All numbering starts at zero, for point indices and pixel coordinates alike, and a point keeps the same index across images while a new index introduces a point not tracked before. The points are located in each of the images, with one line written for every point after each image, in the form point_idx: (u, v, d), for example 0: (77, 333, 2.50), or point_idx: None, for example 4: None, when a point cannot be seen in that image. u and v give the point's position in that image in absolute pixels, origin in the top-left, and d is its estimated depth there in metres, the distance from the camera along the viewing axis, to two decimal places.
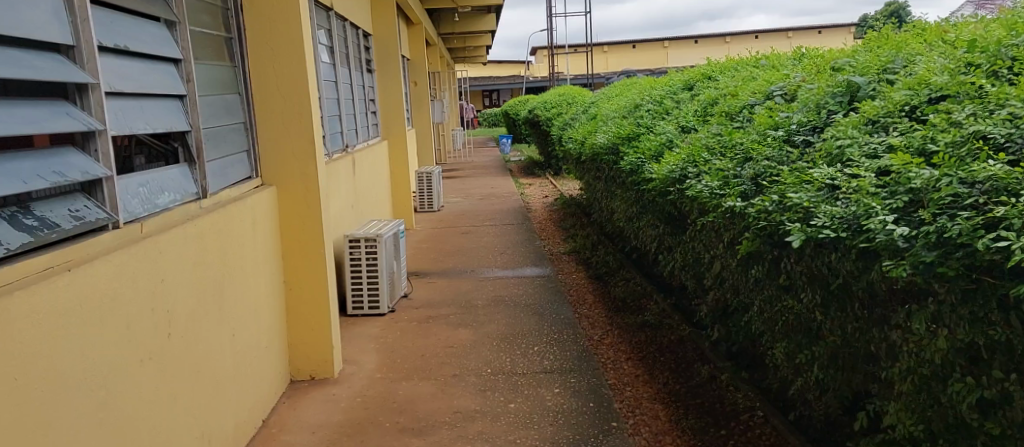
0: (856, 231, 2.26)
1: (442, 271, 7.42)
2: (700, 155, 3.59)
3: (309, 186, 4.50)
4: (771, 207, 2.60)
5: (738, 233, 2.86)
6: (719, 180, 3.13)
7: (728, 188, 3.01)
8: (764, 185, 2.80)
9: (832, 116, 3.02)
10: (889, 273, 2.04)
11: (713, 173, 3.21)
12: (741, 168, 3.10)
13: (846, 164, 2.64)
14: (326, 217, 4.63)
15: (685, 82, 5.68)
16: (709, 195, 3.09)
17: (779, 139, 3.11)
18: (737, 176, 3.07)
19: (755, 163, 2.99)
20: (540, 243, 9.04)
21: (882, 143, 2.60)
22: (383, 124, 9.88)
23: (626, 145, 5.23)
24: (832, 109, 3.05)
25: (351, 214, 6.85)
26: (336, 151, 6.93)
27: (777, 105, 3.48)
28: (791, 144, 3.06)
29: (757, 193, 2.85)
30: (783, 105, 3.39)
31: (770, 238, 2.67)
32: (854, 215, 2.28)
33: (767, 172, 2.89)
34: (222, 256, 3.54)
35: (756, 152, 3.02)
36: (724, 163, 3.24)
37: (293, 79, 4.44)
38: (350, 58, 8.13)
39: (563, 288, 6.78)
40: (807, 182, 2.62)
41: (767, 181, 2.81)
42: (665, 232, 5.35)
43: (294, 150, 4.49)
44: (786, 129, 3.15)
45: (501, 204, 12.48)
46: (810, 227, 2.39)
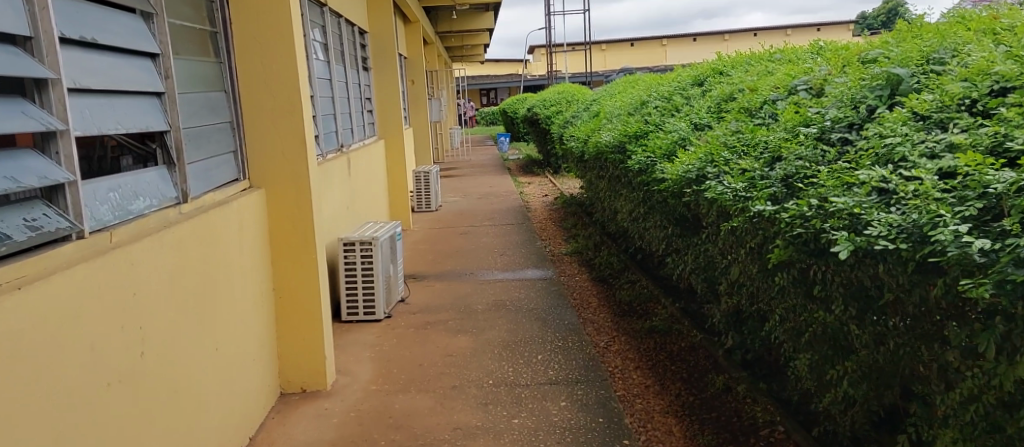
0: (918, 241, 2.00)
1: (440, 274, 7.16)
2: (719, 154, 3.34)
3: (300, 188, 4.24)
4: (811, 213, 2.35)
5: (768, 240, 2.60)
6: (744, 181, 2.87)
7: (755, 190, 2.75)
8: (799, 187, 2.55)
9: (872, 112, 2.79)
10: (967, 294, 1.78)
11: (736, 174, 2.96)
12: (768, 169, 2.85)
13: (898, 164, 2.39)
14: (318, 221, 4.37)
15: (695, 78, 5.43)
16: (733, 197, 2.84)
17: (810, 137, 2.86)
18: (764, 177, 2.82)
19: (786, 164, 2.74)
20: (541, 244, 8.78)
21: (939, 141, 2.36)
22: (379, 122, 9.62)
23: (634, 144, 4.98)
24: (870, 104, 2.80)
25: (346, 216, 6.59)
26: (330, 150, 6.66)
27: (804, 100, 3.24)
28: (825, 142, 2.82)
29: (790, 197, 2.59)
30: (812, 100, 3.15)
31: (807, 247, 2.41)
32: (915, 224, 2.03)
33: (800, 173, 2.64)
34: (205, 265, 3.29)
35: (786, 151, 2.77)
36: (749, 163, 2.98)
37: (284, 74, 4.18)
38: (345, 54, 7.87)
39: (566, 291, 6.52)
40: (853, 185, 2.37)
41: (803, 184, 2.56)
42: (675, 235, 5.10)
43: (285, 150, 4.23)
44: (819, 126, 2.90)
45: (500, 203, 12.22)
46: (861, 236, 2.14)
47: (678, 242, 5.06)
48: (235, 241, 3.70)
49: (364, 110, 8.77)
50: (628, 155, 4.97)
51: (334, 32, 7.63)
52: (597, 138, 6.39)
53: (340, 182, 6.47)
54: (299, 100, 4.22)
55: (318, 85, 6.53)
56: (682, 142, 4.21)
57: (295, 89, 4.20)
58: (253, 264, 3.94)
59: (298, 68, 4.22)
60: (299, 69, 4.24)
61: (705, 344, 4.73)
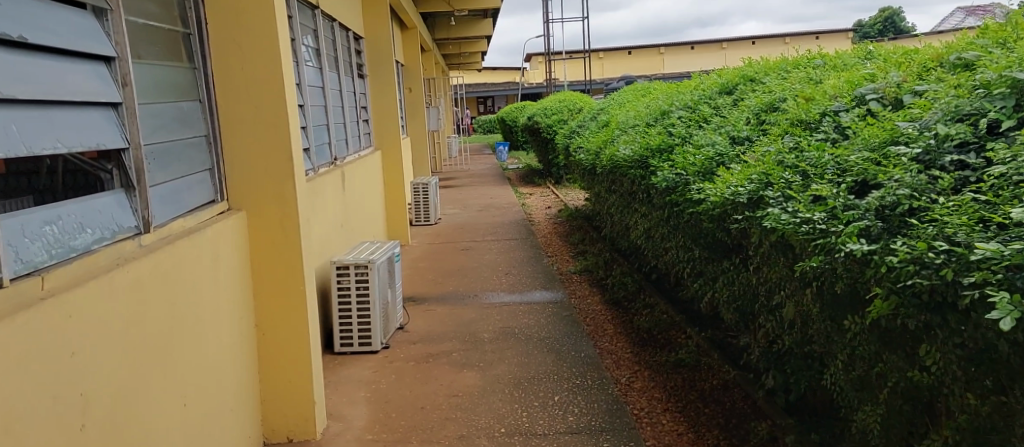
0: None
1: (441, 297, 6.64)
2: (776, 174, 2.86)
3: (285, 210, 3.74)
4: (947, 264, 1.94)
5: (868, 288, 2.15)
6: (822, 210, 2.41)
7: (841, 223, 2.28)
8: (915, 225, 2.12)
9: (992, 127, 2.34)
10: None
11: (812, 203, 2.49)
12: (856, 198, 2.39)
13: None
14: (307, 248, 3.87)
15: (722, 85, 4.95)
16: (809, 231, 2.36)
17: (910, 158, 2.40)
18: (852, 207, 2.36)
19: (886, 193, 2.30)
20: (548, 261, 8.28)
21: None
22: (376, 132, 9.11)
23: (659, 159, 4.50)
24: (987, 118, 2.36)
25: (340, 235, 6.09)
26: (322, 162, 6.16)
27: (884, 111, 2.77)
28: (932, 165, 2.37)
29: (897, 237, 2.15)
30: (900, 112, 2.69)
31: (930, 301, 1.99)
32: None
33: (911, 208, 2.21)
34: (169, 305, 2.78)
35: (885, 178, 2.32)
36: (825, 188, 2.51)
37: (270, 80, 3.70)
38: (339, 60, 7.38)
39: (579, 316, 6.01)
40: (1002, 229, 1.96)
41: (922, 222, 2.14)
42: (705, 258, 4.60)
43: (269, 167, 3.73)
44: (918, 143, 2.44)
45: (502, 216, 11.70)
46: None
47: (710, 268, 4.57)
48: (208, 274, 3.19)
49: (360, 119, 8.28)
50: (653, 170, 4.48)
51: (328, 37, 7.14)
52: (611, 150, 5.90)
53: (333, 199, 5.97)
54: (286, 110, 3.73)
55: (309, 92, 6.03)
56: (722, 156, 3.73)
57: (283, 98, 3.72)
58: (230, 298, 3.43)
59: (284, 74, 3.74)
60: (285, 75, 3.75)
61: (741, 383, 4.24)
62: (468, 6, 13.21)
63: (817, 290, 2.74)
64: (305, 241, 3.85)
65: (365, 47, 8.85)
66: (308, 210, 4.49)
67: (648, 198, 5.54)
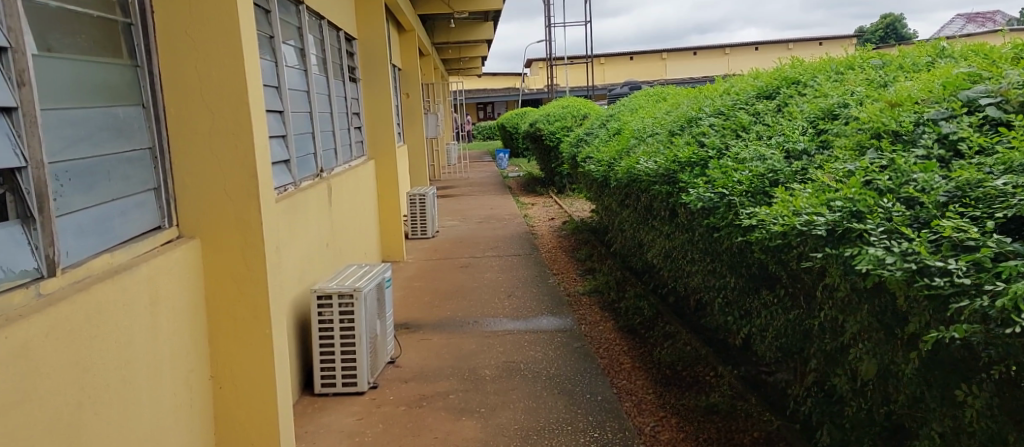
0: None
1: (438, 323, 5.99)
2: (870, 200, 2.26)
3: (248, 237, 3.10)
4: None
5: None
6: (966, 259, 1.85)
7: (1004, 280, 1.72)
8: None
9: None
10: None
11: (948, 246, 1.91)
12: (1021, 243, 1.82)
13: None
14: (274, 282, 3.25)
15: (759, 89, 4.34)
16: (956, 288, 1.79)
17: None
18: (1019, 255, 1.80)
19: None
20: (554, 280, 7.64)
21: None
22: (368, 140, 8.49)
23: (692, 174, 3.88)
24: None
25: (324, 256, 5.45)
26: (305, 175, 5.54)
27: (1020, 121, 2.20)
28: None
29: None
30: None
31: None
32: None
33: None
34: (78, 371, 2.17)
35: None
36: (964, 226, 1.94)
37: (231, 81, 3.08)
38: (326, 62, 6.76)
39: (592, 348, 5.37)
40: None
41: None
42: (742, 290, 3.98)
43: (229, 187, 3.09)
44: None
45: (503, 228, 11.06)
46: None
47: (749, 302, 3.94)
48: (145, 324, 2.57)
49: (351, 127, 7.67)
50: (684, 187, 3.87)
51: (315, 37, 6.53)
52: (629, 161, 5.27)
53: (316, 218, 5.33)
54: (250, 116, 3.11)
55: (291, 97, 5.41)
56: (775, 171, 3.12)
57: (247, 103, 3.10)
58: (176, 348, 2.81)
59: (247, 74, 3.12)
60: (248, 75, 3.13)
61: (789, 439, 3.59)
62: (469, 8, 12.61)
63: (922, 354, 2.11)
64: (272, 274, 3.23)
65: (357, 49, 8.23)
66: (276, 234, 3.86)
67: (669, 216, 4.92)
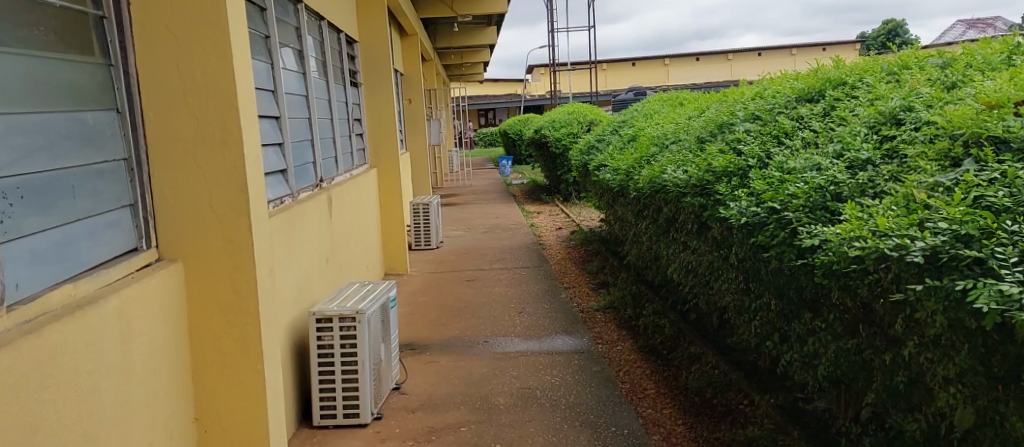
0: None
1: (446, 343, 5.62)
2: (991, 227, 1.97)
3: (239, 261, 2.74)
4: None
5: None
6: None
7: None
8: None
9: None
10: None
11: None
12: None
13: None
14: (267, 308, 2.88)
15: (800, 92, 3.97)
16: None
17: None
18: None
19: None
20: (566, 294, 7.27)
21: None
22: (370, 148, 8.13)
23: (730, 185, 3.53)
24: None
25: (324, 273, 5.08)
26: (304, 185, 5.18)
27: None
28: None
29: None
30: None
31: None
32: None
33: None
34: (27, 433, 1.82)
35: None
36: None
37: (217, 83, 2.71)
38: (326, 66, 6.39)
39: (612, 371, 4.99)
40: None
41: None
42: (785, 313, 3.61)
43: (217, 203, 2.73)
44: None
45: (509, 238, 10.69)
46: None
47: (793, 327, 3.57)
48: (115, 366, 2.20)
49: (353, 134, 7.31)
50: (721, 200, 3.51)
51: (314, 39, 6.17)
52: (653, 170, 4.91)
53: (315, 232, 4.96)
54: (239, 122, 2.73)
55: (288, 103, 5.05)
56: (835, 182, 2.76)
57: (236, 108, 2.73)
58: (154, 390, 2.44)
59: (237, 75, 2.75)
60: (238, 76, 2.75)
61: None
62: (472, 12, 12.25)
63: None
64: (265, 301, 2.86)
65: (358, 52, 7.87)
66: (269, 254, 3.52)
67: (696, 230, 4.55)
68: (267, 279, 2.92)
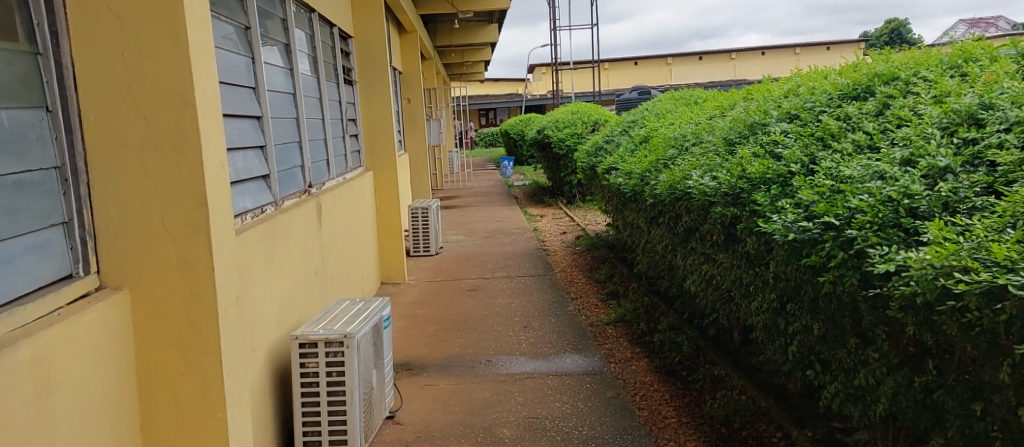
0: None
1: (445, 363, 5.16)
2: None
3: (197, 290, 2.31)
4: None
5: None
6: None
7: None
8: None
9: None
10: None
11: None
12: None
13: None
14: (234, 342, 2.46)
15: (845, 88, 3.53)
16: None
17: None
18: None
19: None
20: (573, 306, 6.82)
21: None
22: (366, 150, 7.69)
23: (770, 195, 3.11)
24: None
25: (312, 288, 4.64)
26: (290, 192, 4.75)
27: None
28: None
29: None
30: None
31: None
32: None
33: None
34: None
35: None
36: None
37: (170, 76, 2.26)
38: (317, 61, 5.95)
39: (628, 397, 4.54)
40: None
41: None
42: (831, 340, 3.18)
43: (172, 222, 2.30)
44: None
45: (512, 243, 10.25)
46: None
47: (841, 357, 3.13)
48: (27, 430, 1.81)
49: (347, 135, 6.88)
50: (760, 211, 3.10)
51: (304, 33, 5.74)
52: (673, 175, 4.48)
53: (302, 243, 4.52)
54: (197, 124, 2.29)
55: (272, 102, 4.61)
56: (908, 195, 2.36)
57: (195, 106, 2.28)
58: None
59: (196, 64, 2.30)
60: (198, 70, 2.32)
61: None
62: (474, 8, 11.80)
63: None
64: (231, 333, 2.43)
65: (353, 48, 7.43)
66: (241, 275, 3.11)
67: (719, 241, 4.13)
68: (235, 308, 2.49)
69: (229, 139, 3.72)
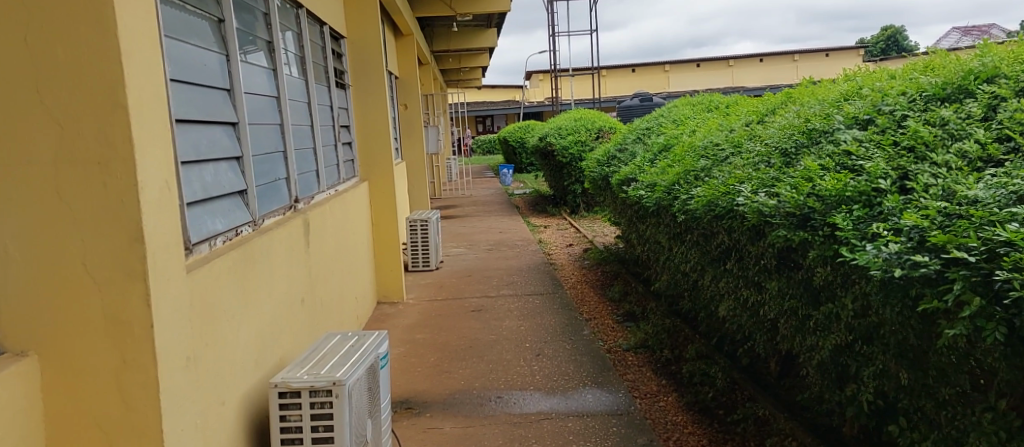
0: None
1: (450, 401, 4.57)
2: None
3: (128, 351, 2.13)
4: None
5: None
6: None
7: None
8: None
9: None
10: None
11: None
12: None
13: None
14: (176, 374, 2.25)
15: (933, 88, 2.99)
16: None
17: None
18: None
19: None
20: (588, 329, 6.23)
21: None
22: (361, 160, 7.11)
23: (851, 218, 2.59)
24: None
25: (297, 318, 4.05)
26: (273, 209, 4.15)
27: None
28: None
29: None
30: None
31: None
32: None
33: None
34: None
35: None
36: None
37: (93, 87, 2.06)
38: (305, 61, 5.37)
39: (662, 443, 3.99)
40: None
41: None
42: (917, 390, 2.64)
43: (100, 268, 2.12)
44: None
45: (516, 257, 9.64)
46: None
47: (933, 413, 2.58)
48: None
49: (339, 143, 6.30)
50: (842, 237, 2.55)
51: (291, 31, 5.16)
52: (712, 189, 3.91)
53: (286, 268, 3.92)
54: (129, 142, 2.08)
55: (252, 106, 4.02)
56: None
57: (125, 123, 2.08)
58: None
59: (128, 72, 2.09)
60: (133, 80, 2.10)
61: None
62: (474, 10, 11.20)
63: None
64: (172, 363, 2.22)
65: (346, 49, 6.85)
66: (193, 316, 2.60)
67: (765, 266, 3.55)
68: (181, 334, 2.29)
69: (196, 150, 3.13)
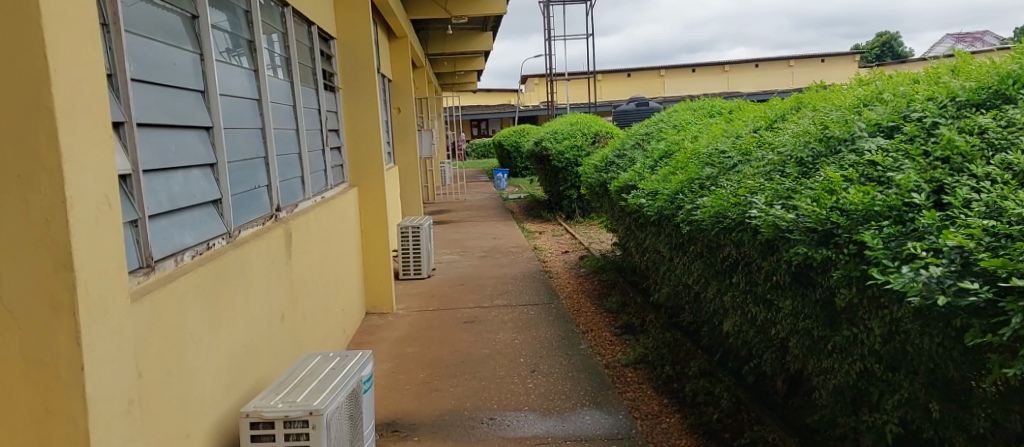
0: None
1: (439, 422, 4.32)
2: None
3: (54, 387, 1.93)
4: None
5: None
6: None
7: None
8: None
9: None
10: None
11: None
12: None
13: None
14: (113, 406, 2.04)
15: (967, 93, 2.77)
16: None
17: None
18: None
19: None
20: (586, 343, 5.97)
21: None
22: (349, 165, 6.85)
23: (882, 236, 2.35)
24: None
25: (276, 336, 3.79)
26: (252, 219, 3.89)
27: None
28: None
29: None
30: None
31: None
32: None
33: None
34: None
35: None
36: None
37: (19, 93, 1.85)
38: (291, 62, 5.12)
39: None
40: None
41: None
42: (949, 427, 2.41)
43: (26, 296, 1.92)
44: None
45: (511, 265, 9.37)
46: None
47: None
48: None
49: (327, 148, 6.04)
50: (871, 258, 2.33)
51: (276, 30, 4.91)
52: (720, 200, 3.67)
53: (264, 283, 3.67)
54: (59, 155, 1.88)
55: (229, 108, 3.76)
56: None
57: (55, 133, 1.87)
58: None
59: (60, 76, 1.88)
60: (60, 78, 1.89)
61: None
62: (469, 13, 10.95)
63: None
64: (107, 394, 2.02)
65: (335, 50, 6.59)
66: (147, 345, 2.38)
67: (777, 284, 3.30)
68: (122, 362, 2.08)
69: (163, 157, 2.86)
